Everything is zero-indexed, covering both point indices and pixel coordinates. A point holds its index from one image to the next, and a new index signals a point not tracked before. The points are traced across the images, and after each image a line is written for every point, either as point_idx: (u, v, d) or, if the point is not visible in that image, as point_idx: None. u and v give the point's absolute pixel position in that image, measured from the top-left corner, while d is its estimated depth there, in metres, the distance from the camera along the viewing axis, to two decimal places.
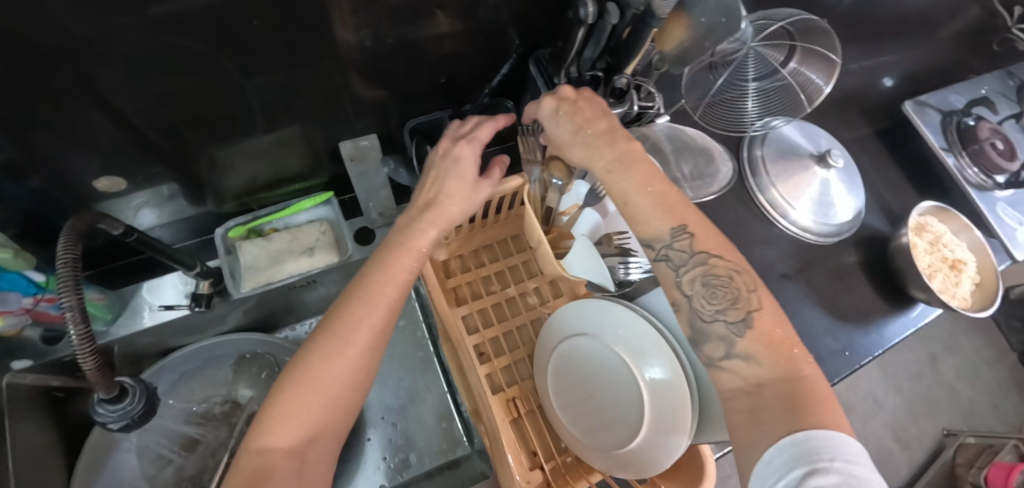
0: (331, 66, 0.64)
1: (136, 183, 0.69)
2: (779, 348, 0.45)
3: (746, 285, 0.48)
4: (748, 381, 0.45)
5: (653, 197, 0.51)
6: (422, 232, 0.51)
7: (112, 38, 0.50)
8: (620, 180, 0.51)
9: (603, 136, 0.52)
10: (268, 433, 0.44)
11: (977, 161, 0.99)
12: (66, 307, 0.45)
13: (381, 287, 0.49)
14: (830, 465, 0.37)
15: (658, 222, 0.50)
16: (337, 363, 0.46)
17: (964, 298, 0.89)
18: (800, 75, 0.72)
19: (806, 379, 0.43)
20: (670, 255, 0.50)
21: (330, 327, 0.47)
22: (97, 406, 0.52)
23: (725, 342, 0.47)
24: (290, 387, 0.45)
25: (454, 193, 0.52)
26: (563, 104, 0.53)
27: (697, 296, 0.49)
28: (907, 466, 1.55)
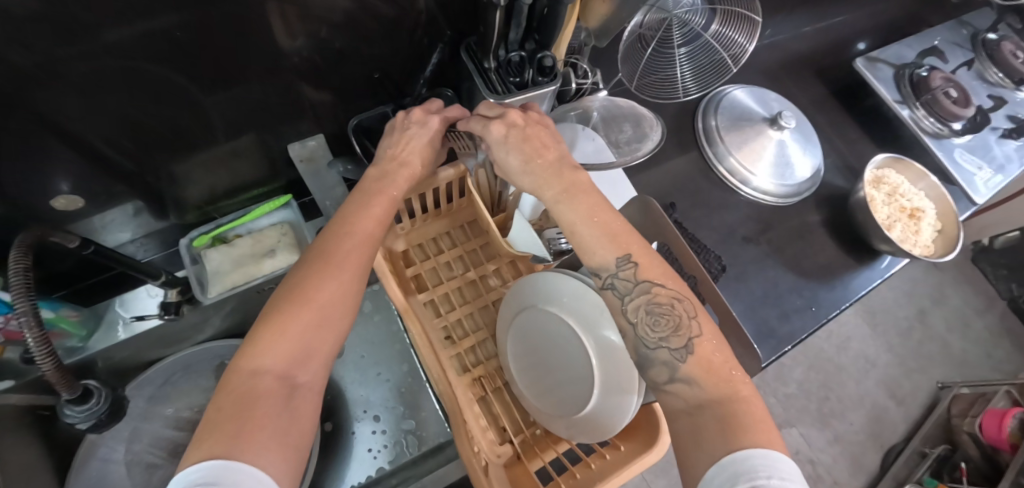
0: (277, 73, 0.66)
1: (99, 204, 0.71)
2: (719, 373, 0.46)
3: (688, 311, 0.48)
4: (689, 403, 0.46)
5: (600, 227, 0.51)
6: (393, 179, 0.55)
7: (61, 68, 0.52)
8: (567, 208, 0.52)
9: (549, 169, 0.54)
10: (260, 351, 0.43)
11: (932, 111, 0.99)
12: (20, 314, 0.50)
13: (359, 220, 0.52)
14: (768, 483, 0.37)
15: (603, 253, 0.50)
16: (326, 286, 0.47)
17: (926, 245, 0.91)
18: (722, 38, 0.74)
19: (744, 401, 0.44)
20: (617, 284, 0.50)
21: (314, 258, 0.49)
22: (65, 408, 0.62)
23: (669, 367, 0.47)
24: (274, 314, 0.45)
25: (418, 151, 0.57)
26: (512, 132, 0.54)
27: (641, 324, 0.49)
28: (903, 422, 1.56)
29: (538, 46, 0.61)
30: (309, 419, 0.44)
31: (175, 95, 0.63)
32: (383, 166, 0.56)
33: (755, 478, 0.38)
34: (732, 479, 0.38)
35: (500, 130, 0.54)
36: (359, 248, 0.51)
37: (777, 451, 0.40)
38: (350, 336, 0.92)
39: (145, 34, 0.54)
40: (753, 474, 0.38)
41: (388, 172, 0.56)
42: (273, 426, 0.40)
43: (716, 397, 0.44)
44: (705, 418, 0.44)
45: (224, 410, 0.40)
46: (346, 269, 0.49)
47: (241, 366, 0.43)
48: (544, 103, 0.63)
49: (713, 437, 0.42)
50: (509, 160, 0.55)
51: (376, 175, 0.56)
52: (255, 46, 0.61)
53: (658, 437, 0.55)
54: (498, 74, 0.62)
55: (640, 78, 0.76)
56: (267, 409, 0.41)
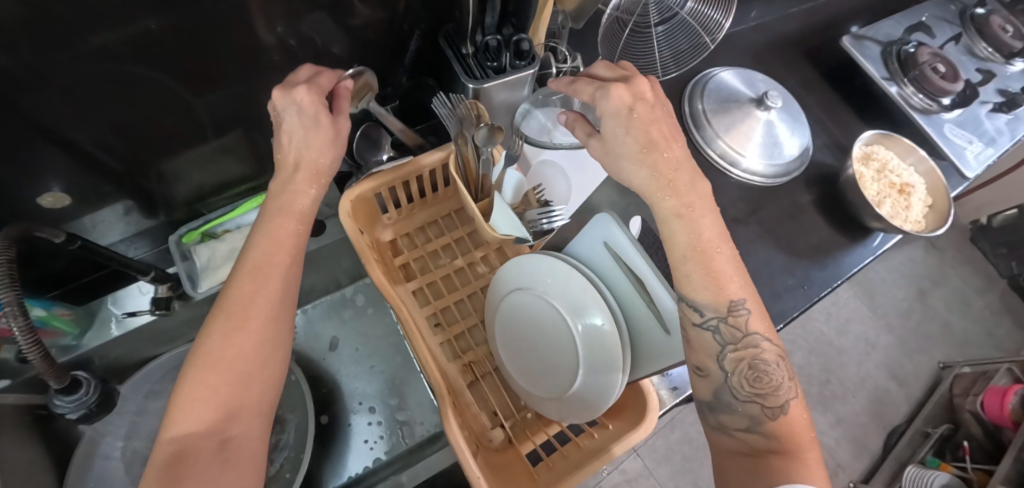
0: (262, 69, 0.67)
1: (89, 205, 0.71)
2: (795, 432, 0.47)
3: (786, 375, 0.49)
4: (751, 447, 0.47)
5: (720, 255, 0.50)
6: (296, 195, 0.52)
7: (48, 73, 0.53)
8: (692, 220, 0.50)
9: (671, 176, 0.51)
10: (179, 418, 0.43)
11: (922, 87, 0.99)
12: (5, 304, 0.51)
13: (266, 254, 0.49)
14: None
15: (712, 292, 0.49)
16: (240, 337, 0.46)
17: (917, 221, 0.90)
18: (698, 14, 0.74)
19: (812, 461, 0.45)
20: (721, 329, 0.49)
21: (225, 309, 0.47)
22: (56, 398, 0.65)
23: (752, 418, 0.48)
24: (189, 380, 0.44)
25: (313, 144, 0.52)
26: (638, 105, 0.52)
27: (736, 375, 0.49)
28: (906, 402, 1.55)
29: (515, 31, 0.62)
30: (250, 464, 0.44)
31: (163, 96, 0.63)
32: (281, 184, 0.53)
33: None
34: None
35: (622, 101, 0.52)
36: (270, 286, 0.49)
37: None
38: (344, 329, 0.93)
39: (132, 38, 0.54)
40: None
41: (289, 190, 0.52)
42: (205, 486, 0.41)
43: (786, 447, 0.46)
44: (766, 464, 0.45)
45: (156, 478, 0.41)
46: (256, 312, 0.47)
47: (167, 432, 0.43)
48: (525, 86, 0.64)
49: (767, 474, 0.44)
50: (625, 143, 0.52)
51: (276, 196, 0.52)
52: (239, 44, 0.62)
53: (646, 413, 0.55)
54: (475, 60, 0.62)
55: (619, 60, 0.76)
56: (196, 468, 0.41)
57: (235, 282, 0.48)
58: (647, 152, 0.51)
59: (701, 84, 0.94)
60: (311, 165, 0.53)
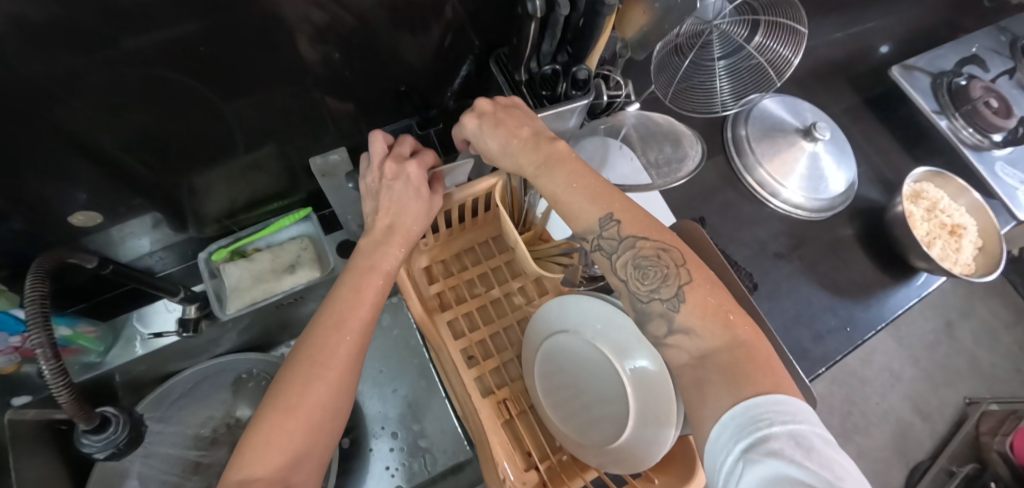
0: (300, 84, 0.64)
1: (117, 216, 0.69)
2: (714, 316, 0.43)
3: (677, 260, 0.45)
4: (692, 354, 0.43)
5: (583, 190, 0.49)
6: (386, 253, 0.52)
7: (81, 76, 0.51)
8: (551, 178, 0.49)
9: (526, 146, 0.50)
10: (252, 462, 0.41)
11: (973, 122, 0.96)
12: (36, 344, 0.48)
13: (354, 307, 0.49)
14: (772, 429, 0.35)
15: (587, 214, 0.48)
16: (316, 386, 0.44)
17: (967, 264, 0.87)
18: (765, 49, 0.70)
19: (744, 344, 0.41)
20: (602, 244, 0.48)
21: (309, 349, 0.46)
22: (82, 437, 0.60)
23: (666, 318, 0.45)
24: (264, 424, 0.42)
25: (410, 209, 0.52)
26: (484, 119, 0.52)
27: (632, 278, 0.47)
28: (930, 438, 1.51)
29: (570, 59, 0.58)
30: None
31: (195, 105, 0.61)
32: (375, 238, 0.52)
33: (762, 427, 0.36)
34: (736, 434, 0.37)
35: (471, 120, 0.53)
36: (350, 339, 0.47)
37: (782, 392, 0.38)
38: (368, 349, 0.91)
39: (163, 43, 0.52)
40: (759, 423, 0.36)
41: (382, 247, 0.52)
42: None
43: (722, 342, 0.42)
44: (711, 362, 0.42)
45: None
46: (336, 362, 0.46)
47: (231, 476, 0.41)
48: (572, 117, 0.60)
49: (721, 389, 0.40)
50: (487, 145, 0.52)
51: (368, 251, 0.52)
52: (277, 57, 0.59)
53: (697, 473, 0.52)
54: (530, 88, 0.61)
55: (675, 92, 0.73)
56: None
57: (321, 337, 0.47)
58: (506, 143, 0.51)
59: (747, 111, 0.91)
60: (406, 231, 0.52)
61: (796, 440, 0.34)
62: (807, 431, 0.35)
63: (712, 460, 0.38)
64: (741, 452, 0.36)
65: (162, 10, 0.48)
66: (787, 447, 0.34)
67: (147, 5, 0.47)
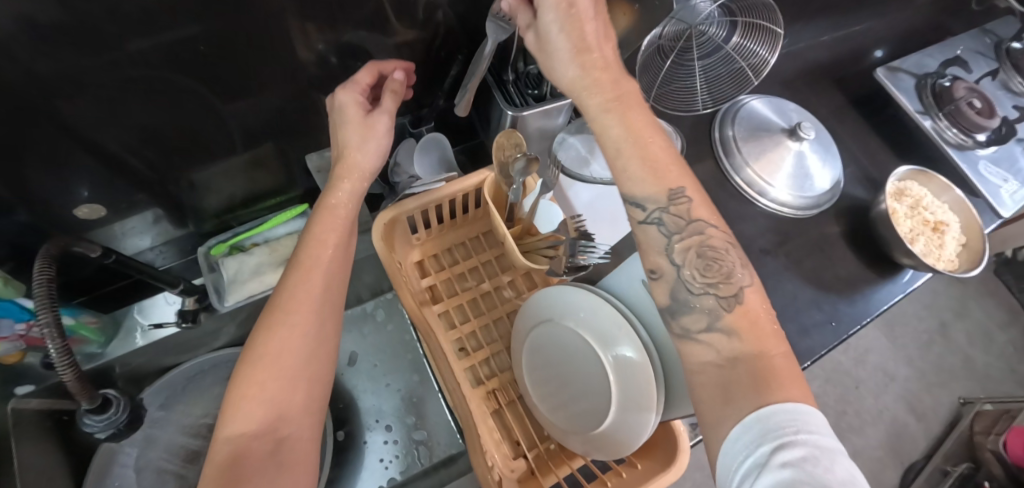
0: (297, 84, 0.67)
1: (119, 210, 0.71)
2: (756, 325, 0.41)
3: (739, 261, 0.44)
4: (722, 355, 0.40)
5: (644, 154, 0.45)
6: (337, 192, 0.56)
7: (87, 76, 0.53)
8: (612, 125, 0.46)
9: (602, 77, 0.47)
10: (234, 414, 0.45)
11: (956, 121, 0.97)
12: (44, 326, 0.51)
13: (311, 255, 0.52)
14: (796, 438, 0.34)
15: (646, 183, 0.45)
16: (287, 332, 0.48)
17: (952, 260, 0.88)
18: (743, 50, 0.73)
19: (780, 358, 0.39)
20: (665, 219, 0.44)
21: (277, 305, 0.50)
22: (85, 418, 0.63)
23: (710, 314, 0.42)
24: (243, 378, 0.46)
25: (358, 145, 0.56)
26: (573, 13, 0.47)
27: (688, 264, 0.44)
28: (924, 438, 1.52)
29: None
30: (304, 453, 0.46)
31: (195, 104, 0.63)
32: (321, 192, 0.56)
33: (782, 434, 0.34)
34: (758, 438, 0.35)
35: (558, 6, 0.48)
36: (314, 284, 0.51)
37: (805, 404, 0.36)
38: (362, 344, 0.93)
39: (165, 45, 0.54)
40: (780, 430, 0.34)
41: (330, 194, 0.56)
42: (259, 474, 0.43)
43: (750, 351, 0.39)
44: (740, 369, 0.39)
45: (215, 475, 0.42)
46: (301, 307, 0.50)
47: (223, 432, 0.45)
48: (560, 115, 0.64)
49: (744, 391, 0.37)
50: (556, 49, 0.48)
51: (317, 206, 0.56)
52: (275, 58, 0.62)
53: (678, 456, 0.54)
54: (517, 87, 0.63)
55: (658, 91, 0.76)
56: (252, 466, 0.43)
57: (289, 289, 0.51)
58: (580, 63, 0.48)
59: (733, 111, 0.93)
60: (352, 174, 0.56)
61: (817, 450, 0.33)
62: (828, 443, 0.33)
63: (727, 467, 0.36)
64: (763, 456, 0.34)
65: (167, 15, 0.51)
66: (806, 457, 0.32)
67: (150, 8, 0.50)
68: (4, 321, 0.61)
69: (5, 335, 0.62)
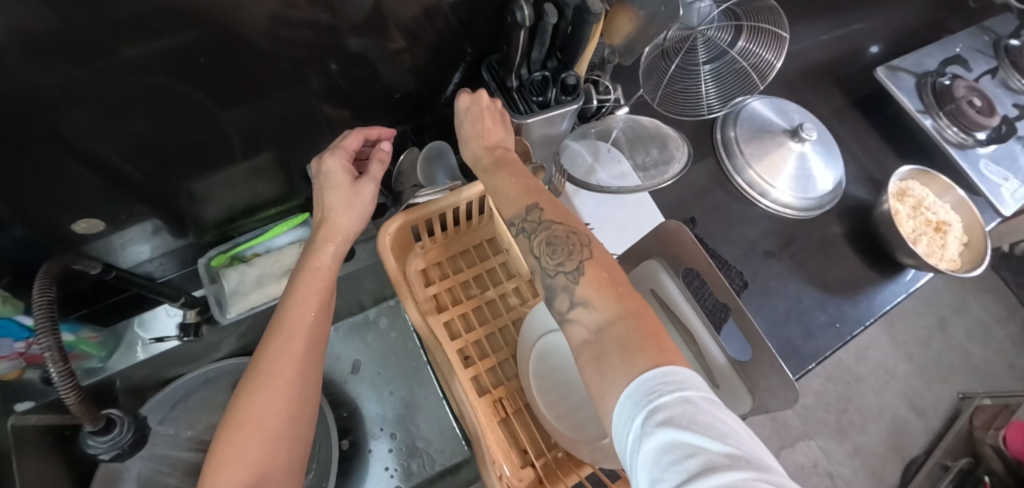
0: (296, 92, 0.66)
1: (118, 222, 0.70)
2: (609, 288, 0.42)
3: (585, 239, 0.45)
4: (590, 329, 0.41)
5: (518, 184, 0.50)
6: (320, 250, 0.54)
7: (81, 86, 0.52)
8: (494, 178, 0.52)
9: (485, 145, 0.54)
10: (213, 480, 0.43)
11: (957, 120, 0.97)
12: (44, 348, 0.49)
13: (295, 312, 0.51)
14: (665, 397, 0.34)
15: (514, 201, 0.49)
16: (268, 394, 0.47)
17: (953, 260, 0.88)
18: (748, 54, 0.73)
19: (635, 313, 0.40)
20: (523, 226, 0.48)
21: (256, 365, 0.48)
22: (88, 438, 0.61)
23: (568, 292, 0.43)
24: (222, 442, 0.44)
25: (341, 205, 0.55)
26: (472, 106, 0.55)
27: (542, 254, 0.46)
28: (924, 434, 1.53)
29: (560, 65, 0.61)
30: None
31: (192, 112, 0.62)
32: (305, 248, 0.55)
33: (657, 399, 0.34)
34: (636, 408, 0.35)
35: (466, 101, 0.55)
36: (295, 342, 0.50)
37: (677, 364, 0.36)
38: (365, 352, 0.92)
39: (163, 51, 0.53)
40: (652, 395, 0.34)
41: (313, 252, 0.54)
42: None
43: (618, 312, 0.40)
44: (607, 338, 0.39)
45: None
46: (283, 368, 0.48)
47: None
48: (564, 121, 0.63)
49: (620, 357, 0.37)
50: (460, 128, 0.56)
51: (301, 262, 0.55)
52: (274, 65, 0.61)
53: None
54: (522, 94, 0.61)
55: (663, 95, 0.75)
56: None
57: (268, 348, 0.49)
58: (474, 143, 0.54)
59: (735, 113, 0.93)
60: (337, 232, 0.55)
61: (690, 406, 0.33)
62: (694, 394, 0.33)
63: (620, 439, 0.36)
64: (639, 426, 0.33)
65: (164, 22, 0.50)
66: (673, 416, 0.32)
67: (144, 15, 0.49)
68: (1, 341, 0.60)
69: (4, 354, 0.62)
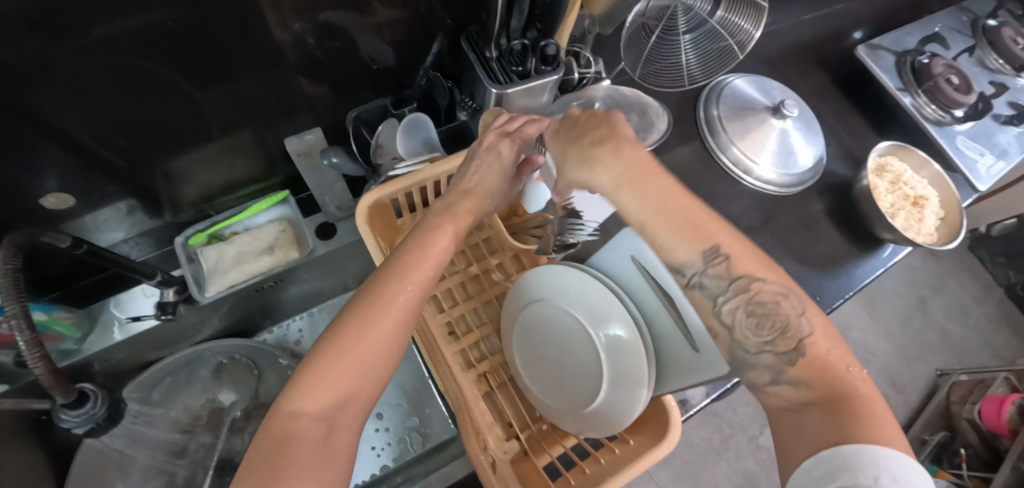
0: (274, 68, 0.65)
1: (90, 203, 0.69)
2: (823, 370, 0.41)
3: (795, 309, 0.43)
4: (793, 401, 0.42)
5: (672, 217, 0.45)
6: (445, 222, 0.52)
7: (50, 64, 0.51)
8: (635, 194, 0.45)
9: (606, 151, 0.47)
10: (303, 395, 0.41)
11: (935, 98, 0.99)
12: (10, 316, 0.49)
13: (417, 259, 0.48)
14: (875, 483, 0.34)
15: (683, 249, 0.45)
16: (375, 329, 0.44)
17: (930, 233, 0.90)
18: (728, 24, 0.72)
19: (862, 398, 0.40)
20: (705, 283, 0.44)
21: (370, 293, 0.46)
22: (61, 413, 0.59)
23: (772, 369, 0.43)
24: (316, 361, 0.42)
25: (486, 183, 0.57)
26: (566, 123, 0.52)
27: (738, 326, 0.44)
28: (903, 409, 1.56)
29: (540, 36, 0.60)
30: (345, 459, 0.41)
31: (168, 91, 0.61)
32: (446, 204, 0.54)
33: (858, 478, 0.34)
34: (836, 478, 0.35)
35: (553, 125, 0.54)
36: (414, 285, 0.46)
37: (895, 448, 0.36)
38: None
39: (134, 30, 0.52)
40: (863, 476, 0.35)
41: (447, 214, 0.53)
42: (307, 470, 0.38)
43: (827, 394, 0.40)
44: (806, 418, 0.40)
45: (260, 457, 0.39)
46: (397, 309, 0.45)
47: (281, 407, 0.41)
48: (544, 94, 0.63)
49: (823, 432, 0.39)
50: (559, 149, 0.53)
51: (435, 216, 0.53)
52: (249, 40, 0.59)
53: (670, 429, 0.54)
54: (500, 64, 0.61)
55: (643, 71, 0.76)
56: (300, 455, 0.39)
57: (384, 279, 0.46)
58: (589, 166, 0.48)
59: (717, 91, 0.93)
60: (470, 206, 0.55)
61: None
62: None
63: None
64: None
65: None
66: None
67: None
68: None
69: None
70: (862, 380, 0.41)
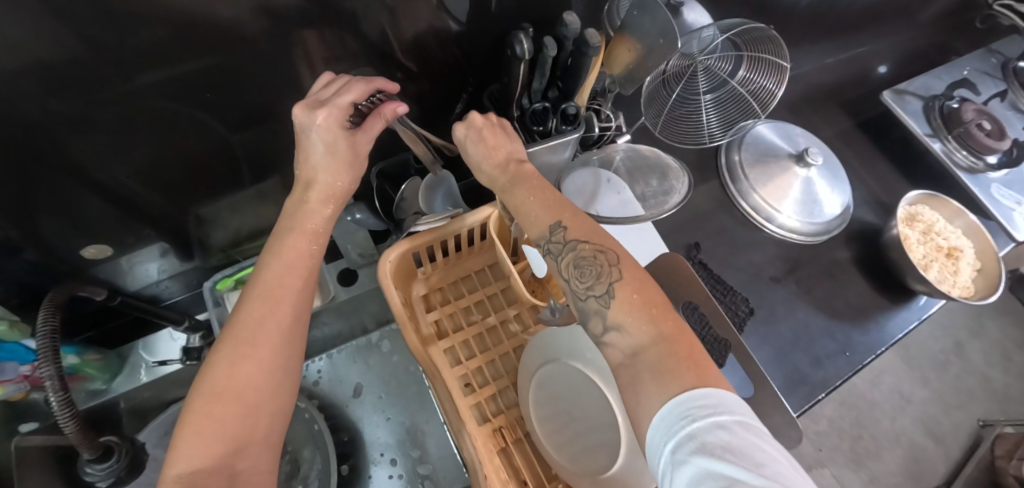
0: (303, 118, 0.67)
1: (123, 248, 0.71)
2: (642, 309, 0.43)
3: (611, 260, 0.45)
4: (625, 352, 0.43)
5: (540, 197, 0.51)
6: (312, 211, 0.50)
7: (91, 114, 0.53)
8: (512, 197, 0.52)
9: (500, 158, 0.53)
10: (189, 455, 0.40)
11: (965, 144, 0.96)
12: (45, 376, 0.53)
13: (282, 276, 0.47)
14: (696, 425, 0.35)
15: (540, 221, 0.50)
16: (249, 364, 0.44)
17: (966, 286, 0.87)
18: (750, 83, 0.74)
19: (671, 336, 0.41)
20: (550, 247, 0.49)
21: (237, 331, 0.45)
22: (86, 466, 0.65)
23: (601, 316, 0.45)
24: (196, 413, 0.42)
25: (325, 166, 0.50)
26: (473, 131, 0.53)
27: (573, 278, 0.47)
28: (944, 463, 1.47)
29: (560, 94, 0.62)
30: None
31: (203, 134, 0.62)
32: (298, 199, 0.51)
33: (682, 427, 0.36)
34: (665, 437, 0.37)
35: (464, 126, 0.53)
36: (283, 308, 0.47)
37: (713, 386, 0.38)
38: (367, 375, 0.92)
39: (175, 80, 0.54)
40: (686, 419, 0.36)
41: (307, 208, 0.50)
42: None
43: (648, 335, 0.41)
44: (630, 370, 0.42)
45: None
46: (268, 338, 0.45)
47: (170, 471, 0.40)
48: (566, 149, 0.64)
49: (651, 384, 0.39)
50: (468, 154, 0.54)
51: (291, 213, 0.50)
52: (280, 93, 0.62)
53: None
54: (522, 124, 0.63)
55: (663, 124, 0.78)
56: None
57: (244, 314, 0.45)
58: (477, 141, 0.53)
59: (738, 137, 0.93)
60: (330, 190, 0.51)
61: (720, 434, 0.34)
62: (734, 422, 0.35)
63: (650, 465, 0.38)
64: (670, 454, 0.36)
65: (176, 49, 0.51)
66: (708, 445, 0.34)
67: (156, 45, 0.49)
68: (8, 363, 0.64)
69: (9, 376, 0.65)
70: (676, 319, 0.42)
